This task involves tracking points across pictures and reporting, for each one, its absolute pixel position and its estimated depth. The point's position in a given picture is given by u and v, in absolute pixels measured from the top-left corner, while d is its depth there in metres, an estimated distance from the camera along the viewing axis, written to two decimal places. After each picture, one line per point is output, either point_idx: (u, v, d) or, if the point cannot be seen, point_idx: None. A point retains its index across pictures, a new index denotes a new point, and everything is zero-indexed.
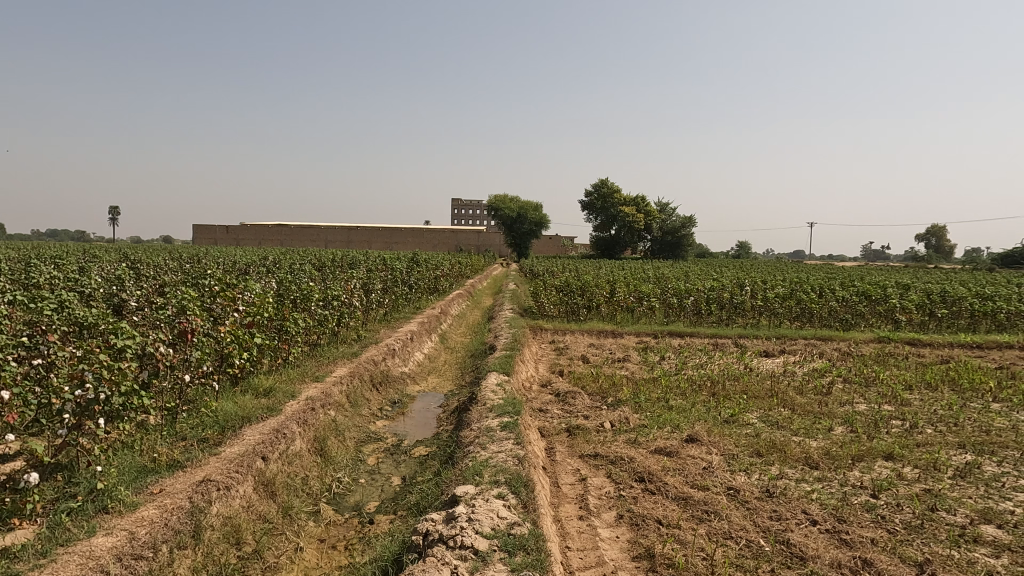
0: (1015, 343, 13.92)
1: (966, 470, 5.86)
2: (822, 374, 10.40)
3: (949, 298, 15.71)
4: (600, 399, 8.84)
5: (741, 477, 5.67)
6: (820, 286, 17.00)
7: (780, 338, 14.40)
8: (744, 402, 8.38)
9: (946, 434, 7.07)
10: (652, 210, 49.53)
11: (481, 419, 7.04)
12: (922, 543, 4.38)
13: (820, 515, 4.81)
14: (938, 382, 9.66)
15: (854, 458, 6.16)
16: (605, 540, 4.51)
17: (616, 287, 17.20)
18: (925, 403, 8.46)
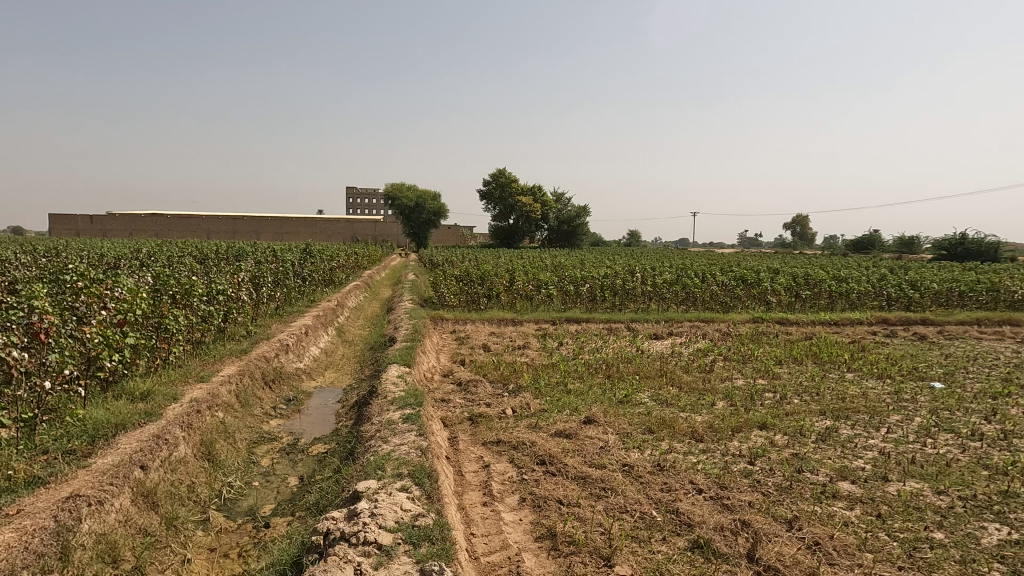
0: (864, 319, 15.69)
1: (826, 434, 6.56)
2: (705, 353, 11.20)
3: (811, 281, 17.43)
4: (501, 386, 8.98)
5: (635, 453, 5.99)
6: (703, 272, 18.23)
7: (668, 321, 15.31)
8: (636, 383, 8.85)
9: (809, 402, 7.87)
10: (549, 200, 50.60)
11: (381, 412, 6.91)
12: (790, 502, 4.86)
13: (705, 483, 5.19)
14: (802, 356, 10.73)
15: (734, 430, 6.69)
16: (509, 524, 4.61)
17: (515, 276, 17.46)
18: (792, 376, 9.38)
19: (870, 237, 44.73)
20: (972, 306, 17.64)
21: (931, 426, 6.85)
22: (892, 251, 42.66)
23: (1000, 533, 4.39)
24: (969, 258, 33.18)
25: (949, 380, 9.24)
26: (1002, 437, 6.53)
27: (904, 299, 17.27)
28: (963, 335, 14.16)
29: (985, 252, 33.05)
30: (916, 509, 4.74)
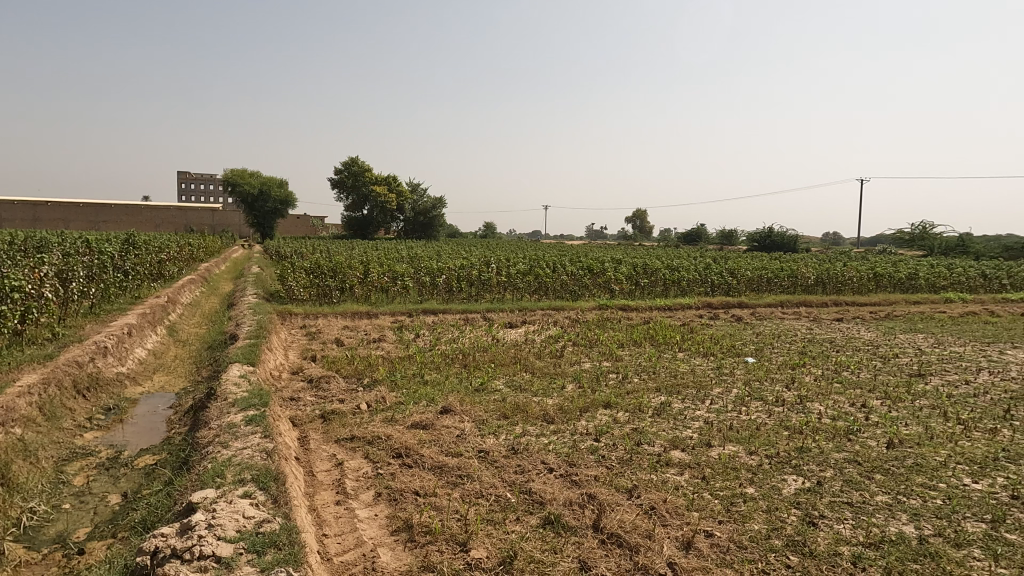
0: (693, 304, 17.43)
1: (661, 409, 7.21)
2: (556, 339, 11.77)
3: (649, 271, 18.99)
4: (355, 380, 8.71)
5: (490, 439, 6.13)
6: (554, 263, 19.09)
7: (522, 310, 15.83)
8: (492, 370, 9.06)
9: (647, 380, 8.60)
10: (404, 190, 49.76)
11: (221, 416, 6.37)
12: (631, 472, 5.28)
13: (555, 462, 5.46)
14: (641, 339, 11.68)
15: (581, 410, 7.11)
16: (364, 521, 4.50)
17: (369, 268, 16.98)
18: (633, 357, 10.19)
19: (699, 230, 49.66)
20: (777, 290, 20.32)
21: (745, 396, 7.81)
22: (716, 243, 47.77)
23: (797, 482, 5.14)
24: (775, 249, 38.21)
25: (759, 355, 10.60)
26: (798, 401, 7.64)
27: (725, 285, 19.46)
28: (770, 316, 16.28)
29: (787, 244, 38.26)
30: (733, 469, 5.38)
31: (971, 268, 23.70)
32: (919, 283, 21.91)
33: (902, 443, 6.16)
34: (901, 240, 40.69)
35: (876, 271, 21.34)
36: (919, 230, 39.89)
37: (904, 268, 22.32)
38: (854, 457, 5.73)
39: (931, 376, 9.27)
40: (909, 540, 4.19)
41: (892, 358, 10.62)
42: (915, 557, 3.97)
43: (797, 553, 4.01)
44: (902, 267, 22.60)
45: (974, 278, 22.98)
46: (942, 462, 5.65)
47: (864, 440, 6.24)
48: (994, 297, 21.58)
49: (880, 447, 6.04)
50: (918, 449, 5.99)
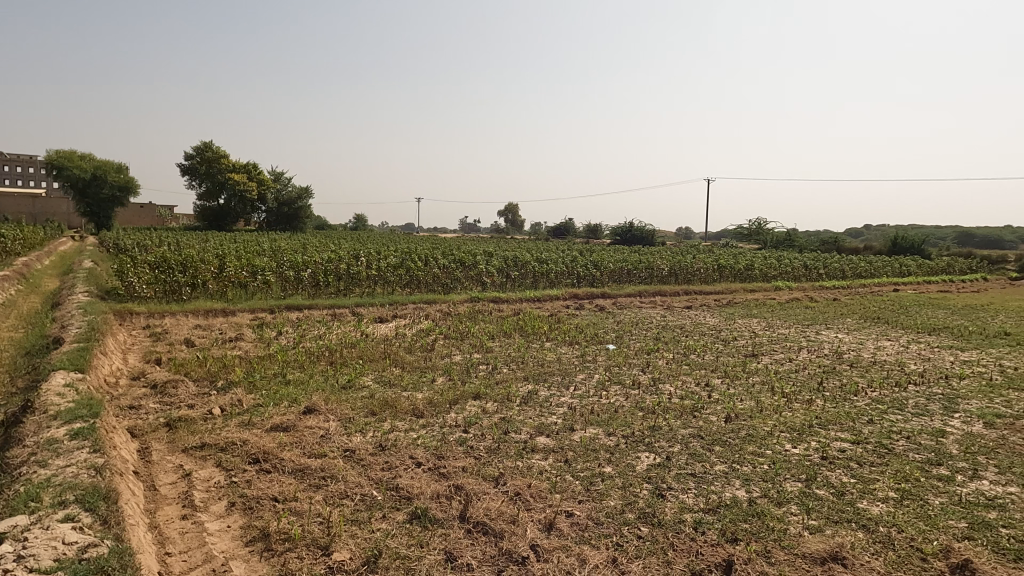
0: (560, 295, 18.14)
1: (528, 397, 7.44)
2: (427, 332, 11.70)
3: (519, 263, 19.46)
4: (207, 384, 8.05)
5: (356, 437, 5.96)
6: (425, 256, 18.93)
7: (392, 304, 15.54)
8: (360, 367, 8.81)
9: (516, 370, 8.83)
10: (265, 179, 46.67)
11: (39, 431, 5.58)
12: (498, 461, 5.40)
13: (423, 456, 5.44)
14: (511, 330, 11.96)
15: (451, 402, 7.13)
16: (214, 534, 4.17)
17: (224, 262, 15.73)
18: (503, 348, 10.41)
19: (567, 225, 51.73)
20: (636, 281, 21.72)
21: (606, 381, 8.29)
22: (582, 237, 50.09)
23: (649, 459, 5.56)
24: (635, 243, 40.83)
25: (619, 342, 11.28)
26: (652, 384, 8.25)
27: (589, 277, 20.45)
28: (630, 305, 17.38)
29: (646, 238, 41.04)
30: (593, 450, 5.69)
31: (796, 260, 26.96)
32: (755, 273, 24.52)
33: (738, 417, 6.88)
34: (740, 234, 45.15)
35: (720, 263, 23.56)
36: (755, 225, 44.56)
37: (742, 260, 24.86)
38: (698, 432, 6.31)
39: (762, 356, 10.44)
40: (741, 503, 4.69)
41: (732, 340, 11.80)
42: (745, 517, 4.46)
43: (647, 524, 4.34)
44: (741, 259, 25.15)
45: (798, 269, 26.16)
46: (769, 431, 6.40)
47: (707, 416, 6.89)
48: (813, 285, 24.71)
49: (719, 421, 6.70)
50: (750, 421, 6.73)
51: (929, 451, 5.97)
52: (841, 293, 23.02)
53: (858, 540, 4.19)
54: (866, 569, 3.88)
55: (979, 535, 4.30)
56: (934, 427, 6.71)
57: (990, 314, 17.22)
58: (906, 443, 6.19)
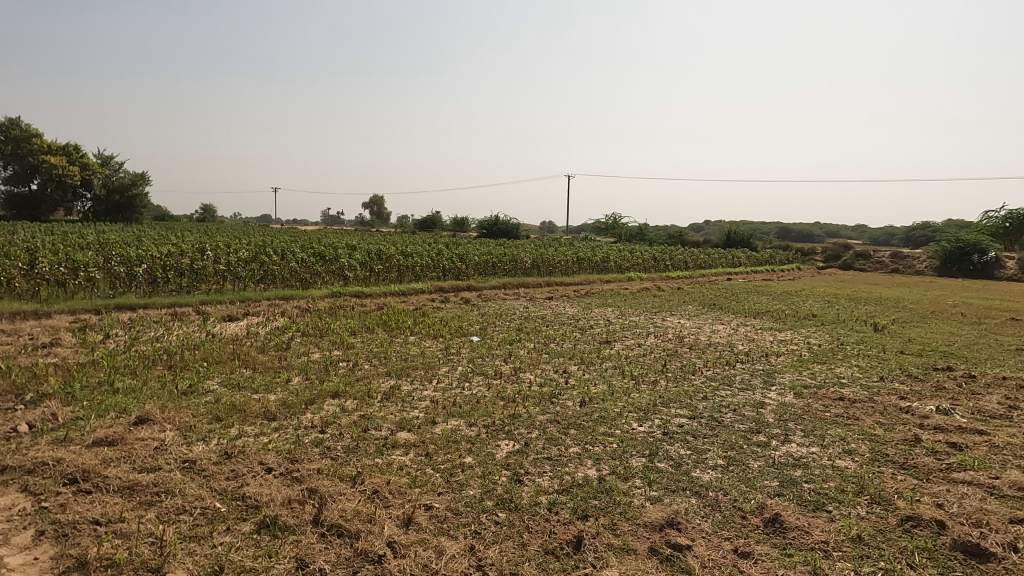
0: (426, 289, 18.00)
1: (390, 393, 7.30)
2: (283, 330, 11.04)
3: (383, 257, 18.99)
4: (11, 398, 6.94)
5: (198, 446, 5.48)
6: (281, 250, 17.81)
7: (244, 301, 14.46)
8: (204, 370, 8.10)
9: (378, 366, 8.64)
10: (88, 162, 41.16)
11: None
12: (356, 460, 5.24)
13: (275, 461, 5.13)
14: (374, 325, 11.65)
15: (307, 403, 6.80)
16: (16, 570, 3.62)
17: (36, 257, 13.57)
18: (365, 344, 10.10)
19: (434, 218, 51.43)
20: (501, 274, 22.16)
21: (469, 373, 8.38)
22: (449, 230, 50.08)
23: (508, 446, 5.71)
24: (501, 236, 41.60)
25: (483, 334, 11.45)
26: (513, 373, 8.49)
27: (455, 270, 20.50)
28: (495, 297, 17.69)
29: (511, 231, 41.98)
30: (454, 442, 5.73)
31: (646, 253, 29.07)
32: (610, 265, 26.06)
33: (591, 400, 7.29)
34: (598, 228, 47.63)
35: (578, 256, 24.74)
36: (611, 220, 47.28)
37: (599, 253, 26.30)
38: (555, 417, 6.59)
39: (615, 342, 11.15)
40: (592, 481, 4.98)
41: (588, 329, 12.46)
42: (595, 494, 4.74)
43: (505, 509, 4.46)
44: (598, 252, 26.59)
45: (648, 261, 28.23)
46: (619, 412, 6.85)
47: (563, 401, 7.23)
48: (661, 276, 26.79)
49: (575, 406, 7.06)
50: (602, 404, 7.16)
51: (752, 421, 6.75)
52: (685, 282, 25.20)
53: (691, 506, 4.64)
54: (697, 531, 4.30)
55: (788, 491, 4.95)
56: (756, 400, 7.61)
57: (802, 299, 19.81)
58: (733, 415, 6.94)
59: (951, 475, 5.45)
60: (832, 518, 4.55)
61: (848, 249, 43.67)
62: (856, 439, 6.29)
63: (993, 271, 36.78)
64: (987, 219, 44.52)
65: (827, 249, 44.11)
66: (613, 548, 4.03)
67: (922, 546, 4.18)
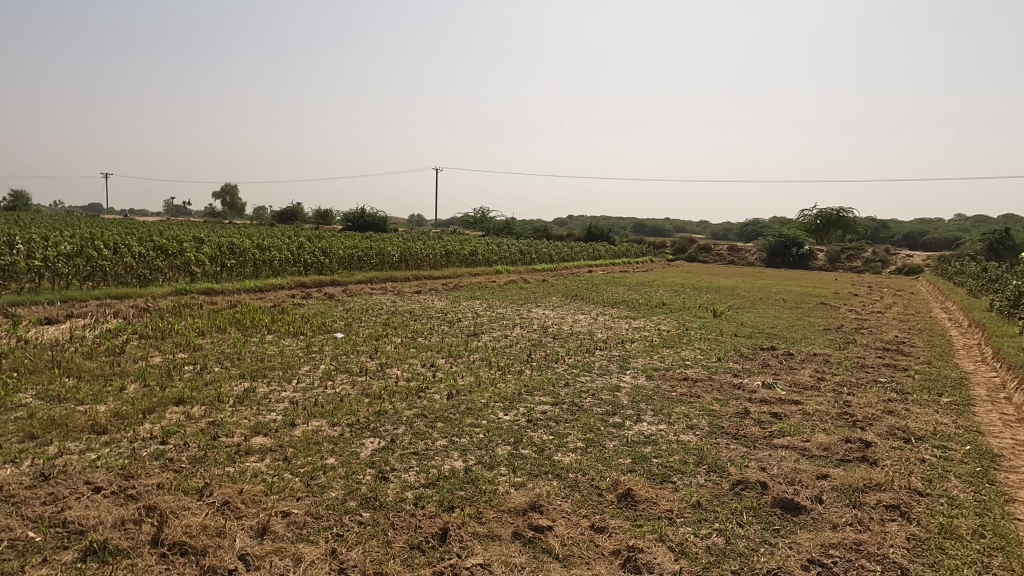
0: (285, 284, 16.99)
1: (243, 396, 6.81)
2: (116, 333, 9.86)
3: (236, 251, 17.61)
4: None
5: (6, 470, 4.73)
6: (114, 243, 15.86)
7: (67, 302, 12.69)
8: (13, 382, 7.00)
9: (230, 368, 8.01)
10: None
11: None
12: (204, 470, 4.84)
13: (105, 480, 4.58)
14: (226, 324, 10.79)
15: (145, 412, 6.14)
16: None
17: None
18: (215, 345, 9.32)
19: (294, 209, 48.72)
20: (367, 267, 21.51)
21: (331, 371, 8.06)
22: (311, 222, 47.67)
23: (373, 444, 5.58)
24: (367, 229, 40.38)
25: (347, 330, 11.05)
26: (379, 369, 8.31)
27: (318, 264, 19.57)
28: (361, 292, 17.15)
29: (378, 224, 40.91)
30: (314, 443, 5.48)
31: (512, 246, 29.77)
32: (479, 258, 26.34)
33: (458, 392, 7.34)
34: (466, 222, 47.86)
35: (447, 249, 24.72)
36: (479, 214, 47.74)
37: (468, 246, 26.47)
38: (421, 411, 6.55)
39: (482, 334, 11.30)
40: (458, 472, 5.02)
41: (456, 322, 12.50)
42: (461, 485, 4.79)
43: (369, 509, 4.36)
44: (466, 245, 26.74)
45: (515, 254, 28.93)
46: (485, 402, 6.97)
47: (430, 395, 7.20)
48: (527, 268, 27.59)
49: (442, 399, 7.06)
50: (469, 395, 7.24)
51: (608, 403, 7.19)
52: (549, 275, 26.14)
53: (553, 488, 4.85)
54: (558, 511, 4.50)
55: (639, 467, 5.34)
56: (613, 384, 8.11)
57: (654, 289, 21.40)
58: (591, 400, 7.34)
59: (772, 441, 6.21)
60: (676, 488, 4.99)
61: (693, 242, 47.88)
62: (698, 415, 6.95)
63: (807, 261, 42.29)
64: (803, 217, 51.03)
65: (675, 243, 48.01)
66: (477, 537, 4.10)
67: (749, 506, 4.72)
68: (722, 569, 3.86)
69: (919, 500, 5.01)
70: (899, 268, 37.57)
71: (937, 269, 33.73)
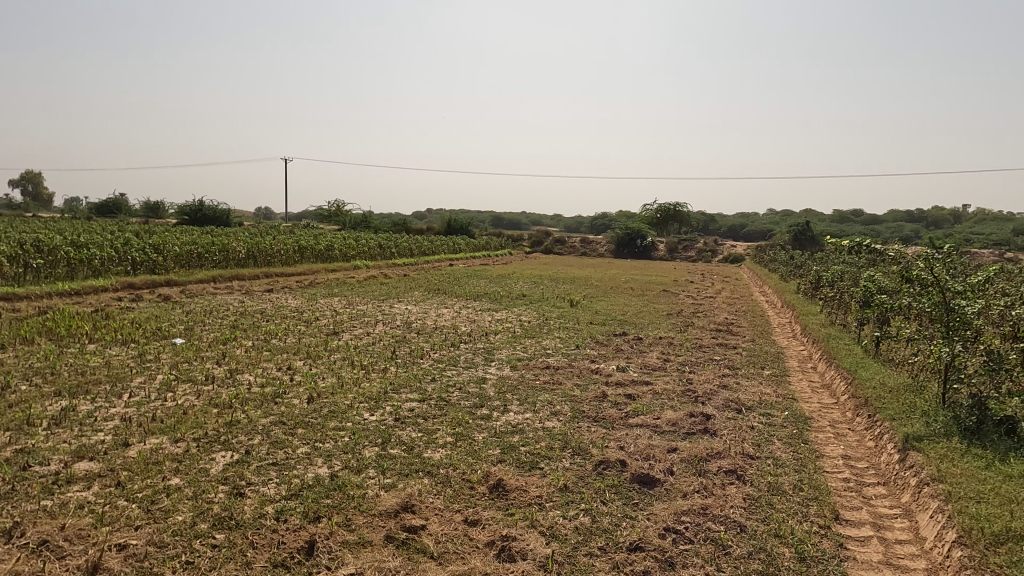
0: (108, 286, 15.00)
1: (60, 417, 5.89)
2: None
3: (44, 249, 15.20)
4: None
5: None
6: None
7: None
8: None
9: (40, 386, 6.88)
10: None
11: None
12: (11, 508, 4.12)
13: None
14: (34, 335, 9.27)
15: None
16: None
17: None
18: (19, 360, 7.96)
19: (115, 202, 43.29)
20: (209, 265, 19.68)
21: (171, 381, 7.25)
22: (139, 216, 42.55)
23: (225, 458, 5.13)
24: (207, 223, 36.92)
25: (188, 335, 10.02)
26: (228, 376, 7.63)
27: (149, 263, 17.50)
28: (202, 292, 15.65)
29: (220, 218, 37.62)
30: (155, 464, 4.91)
31: (372, 240, 28.92)
32: (335, 253, 25.22)
33: (319, 395, 6.99)
34: (320, 216, 45.57)
35: (300, 243, 23.37)
36: (334, 207, 45.68)
37: (323, 241, 25.24)
38: (279, 418, 6.13)
39: (343, 333, 10.84)
40: (323, 480, 4.78)
41: (314, 321, 11.87)
42: (327, 493, 4.56)
43: (224, 530, 4.00)
44: (321, 240, 25.48)
45: (374, 248, 28.14)
46: (349, 404, 6.70)
47: (288, 400, 6.77)
48: (387, 263, 26.98)
49: (302, 403, 6.67)
50: (331, 397, 6.92)
51: (475, 396, 7.26)
52: (410, 269, 25.77)
53: (424, 486, 4.79)
54: (430, 509, 4.46)
55: (508, 456, 5.46)
56: (479, 376, 8.20)
57: (514, 281, 21.93)
58: (459, 393, 7.37)
59: (628, 421, 6.66)
60: (544, 473, 5.17)
61: (548, 235, 49.82)
62: (560, 401, 7.26)
63: (650, 252, 45.91)
64: (645, 211, 55.24)
65: (532, 235, 49.58)
66: (348, 545, 3.94)
67: (611, 484, 5.03)
68: (589, 547, 4.07)
69: (752, 463, 5.66)
70: (725, 257, 42.12)
71: (755, 257, 38.33)
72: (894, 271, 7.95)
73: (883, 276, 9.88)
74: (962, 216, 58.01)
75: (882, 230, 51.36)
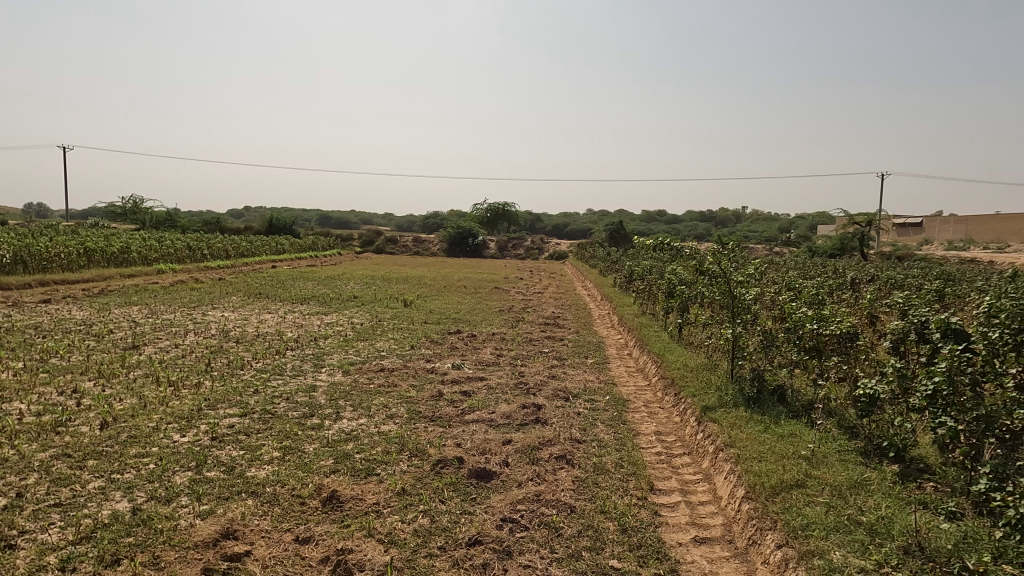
0: None
1: None
2: None
3: None
4: None
5: None
6: None
7: None
8: None
9: None
10: None
11: None
12: None
13: None
14: None
15: None
16: None
17: None
18: None
19: None
20: None
21: None
22: None
23: None
24: None
25: None
26: None
27: None
28: None
29: None
30: None
31: (178, 241, 25.92)
32: (133, 257, 22.14)
33: (115, 420, 6.08)
34: (112, 213, 39.78)
35: (86, 245, 20.16)
36: (130, 204, 40.11)
37: (117, 243, 22.06)
38: (62, 451, 5.22)
39: (144, 347, 9.54)
40: (122, 516, 4.17)
41: (107, 335, 10.32)
42: (127, 531, 3.99)
43: None
44: (113, 241, 22.17)
45: (181, 249, 25.26)
46: (155, 427, 5.93)
47: (75, 429, 5.80)
48: (198, 266, 24.41)
49: (93, 431, 5.76)
50: (131, 421, 6.06)
51: (304, 406, 6.84)
52: (226, 272, 23.55)
53: (248, 508, 4.41)
54: (255, 532, 4.12)
55: (342, 466, 5.23)
56: (308, 384, 7.74)
57: (344, 282, 21.09)
58: (285, 404, 6.89)
59: (464, 417, 6.75)
60: (381, 479, 5.04)
61: (380, 234, 48.68)
62: (395, 404, 7.12)
63: (482, 251, 47.07)
64: (476, 210, 56.45)
65: (362, 234, 48.07)
66: None
67: (449, 482, 5.06)
68: (429, 548, 4.05)
69: (578, 447, 6.06)
70: (552, 254, 44.64)
71: (579, 253, 41.11)
72: (691, 264, 8.99)
73: (682, 269, 11.14)
74: (743, 216, 67.69)
75: (681, 228, 57.94)
